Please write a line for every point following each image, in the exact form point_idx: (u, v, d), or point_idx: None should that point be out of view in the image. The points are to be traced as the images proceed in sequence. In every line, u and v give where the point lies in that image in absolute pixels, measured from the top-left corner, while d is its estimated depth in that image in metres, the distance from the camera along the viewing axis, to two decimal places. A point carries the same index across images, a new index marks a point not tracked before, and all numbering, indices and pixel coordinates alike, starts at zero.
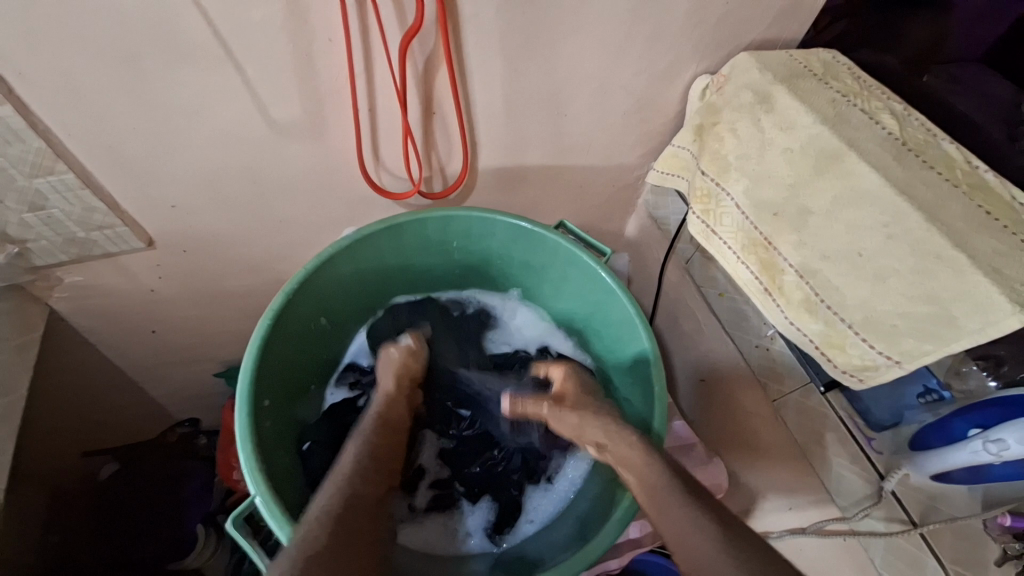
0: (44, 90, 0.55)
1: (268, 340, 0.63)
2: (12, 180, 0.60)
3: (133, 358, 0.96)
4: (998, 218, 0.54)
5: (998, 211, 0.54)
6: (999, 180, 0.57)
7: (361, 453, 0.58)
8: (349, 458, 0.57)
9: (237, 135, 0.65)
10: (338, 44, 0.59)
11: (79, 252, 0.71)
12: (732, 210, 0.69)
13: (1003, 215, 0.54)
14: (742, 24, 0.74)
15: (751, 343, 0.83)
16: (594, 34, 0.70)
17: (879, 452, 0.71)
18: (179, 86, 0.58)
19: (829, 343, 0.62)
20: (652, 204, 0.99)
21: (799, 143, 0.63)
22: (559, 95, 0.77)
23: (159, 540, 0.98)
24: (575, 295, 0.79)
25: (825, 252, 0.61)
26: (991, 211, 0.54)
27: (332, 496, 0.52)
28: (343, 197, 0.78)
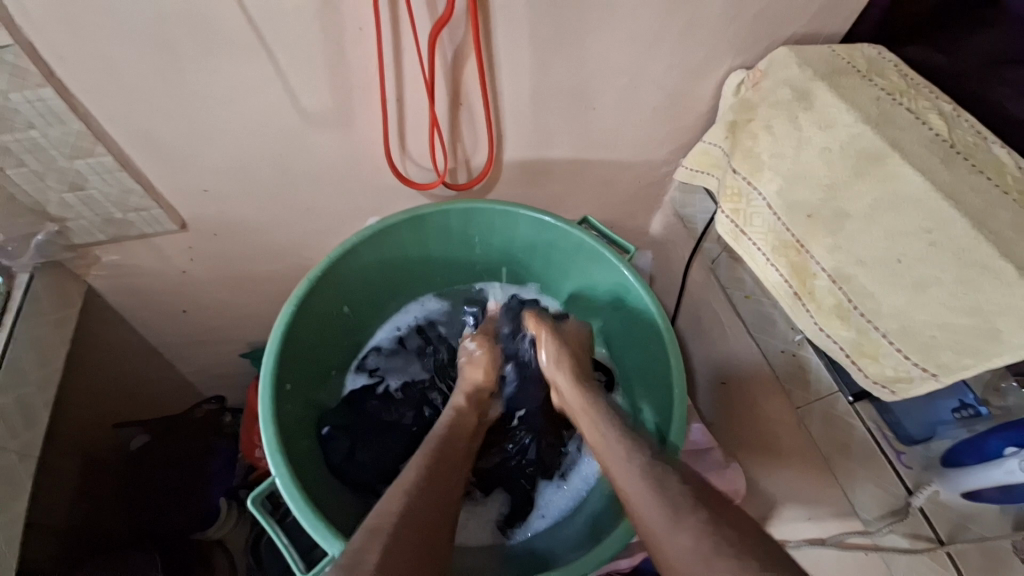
0: (85, 75, 0.56)
1: (292, 324, 0.64)
2: (55, 161, 0.63)
3: (165, 335, 0.99)
4: None
5: None
6: None
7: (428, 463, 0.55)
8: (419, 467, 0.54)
9: (269, 123, 0.66)
10: (369, 34, 0.60)
11: (116, 232, 0.74)
12: (763, 210, 0.67)
13: None
14: (783, 17, 0.71)
15: (776, 347, 0.80)
16: (626, 26, 0.68)
17: (909, 467, 0.68)
18: (214, 73, 0.59)
19: (861, 352, 0.60)
20: (679, 202, 0.97)
21: (839, 142, 0.61)
22: (588, 89, 0.75)
23: (182, 514, 1.02)
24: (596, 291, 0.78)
25: (861, 257, 0.58)
26: None
27: (402, 496, 0.50)
28: (369, 187, 0.79)
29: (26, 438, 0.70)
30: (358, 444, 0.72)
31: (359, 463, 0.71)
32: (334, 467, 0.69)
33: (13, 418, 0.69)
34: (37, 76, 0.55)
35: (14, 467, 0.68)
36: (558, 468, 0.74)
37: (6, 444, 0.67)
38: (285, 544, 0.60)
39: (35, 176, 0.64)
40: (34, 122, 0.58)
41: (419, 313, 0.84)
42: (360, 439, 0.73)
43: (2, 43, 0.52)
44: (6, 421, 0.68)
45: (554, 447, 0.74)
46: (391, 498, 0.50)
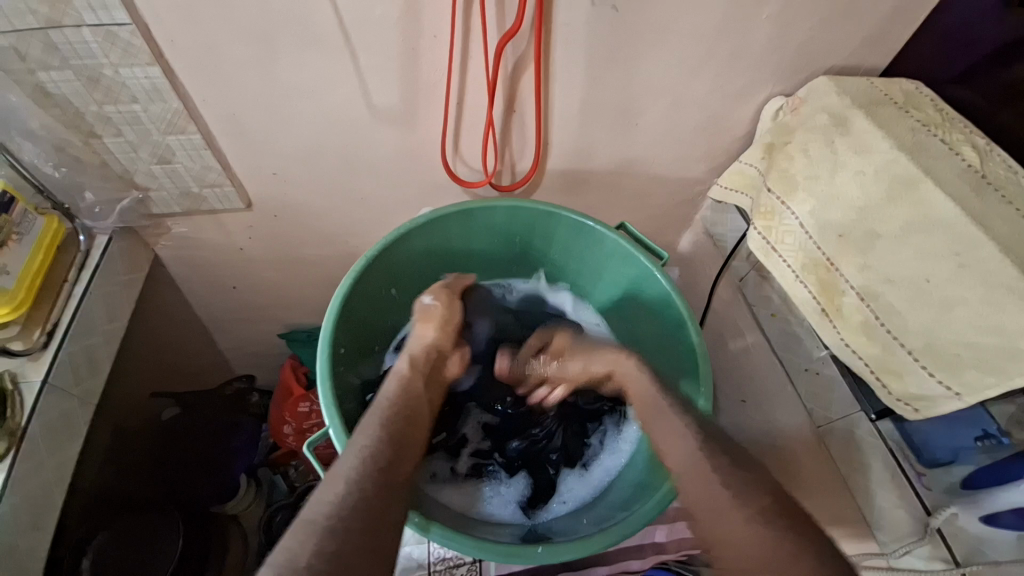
0: (188, 58, 0.63)
1: (350, 295, 0.68)
2: (150, 135, 0.70)
3: (213, 308, 1.06)
4: None
5: None
6: None
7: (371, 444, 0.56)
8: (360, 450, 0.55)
9: (342, 114, 0.72)
10: (442, 41, 0.66)
11: (190, 205, 0.80)
12: (795, 229, 0.70)
13: None
14: (824, 50, 0.76)
15: (800, 365, 0.83)
16: (674, 49, 0.73)
17: (929, 489, 0.68)
18: (301, 66, 0.66)
19: (885, 369, 0.61)
20: (710, 220, 1.01)
21: (873, 167, 0.64)
22: (633, 104, 0.80)
23: (208, 484, 1.08)
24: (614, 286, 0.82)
25: (890, 275, 0.61)
26: None
27: (350, 484, 0.52)
28: (422, 182, 0.85)
29: (88, 385, 0.73)
30: None
31: None
32: None
33: (79, 365, 0.72)
34: (149, 56, 0.62)
35: (73, 411, 0.70)
36: (581, 457, 0.77)
37: (71, 389, 0.70)
38: None
39: (129, 146, 0.71)
40: (137, 97, 0.66)
41: None
42: None
43: (122, 22, 0.58)
44: (72, 366, 0.71)
45: (578, 435, 0.78)
46: (347, 481, 0.52)
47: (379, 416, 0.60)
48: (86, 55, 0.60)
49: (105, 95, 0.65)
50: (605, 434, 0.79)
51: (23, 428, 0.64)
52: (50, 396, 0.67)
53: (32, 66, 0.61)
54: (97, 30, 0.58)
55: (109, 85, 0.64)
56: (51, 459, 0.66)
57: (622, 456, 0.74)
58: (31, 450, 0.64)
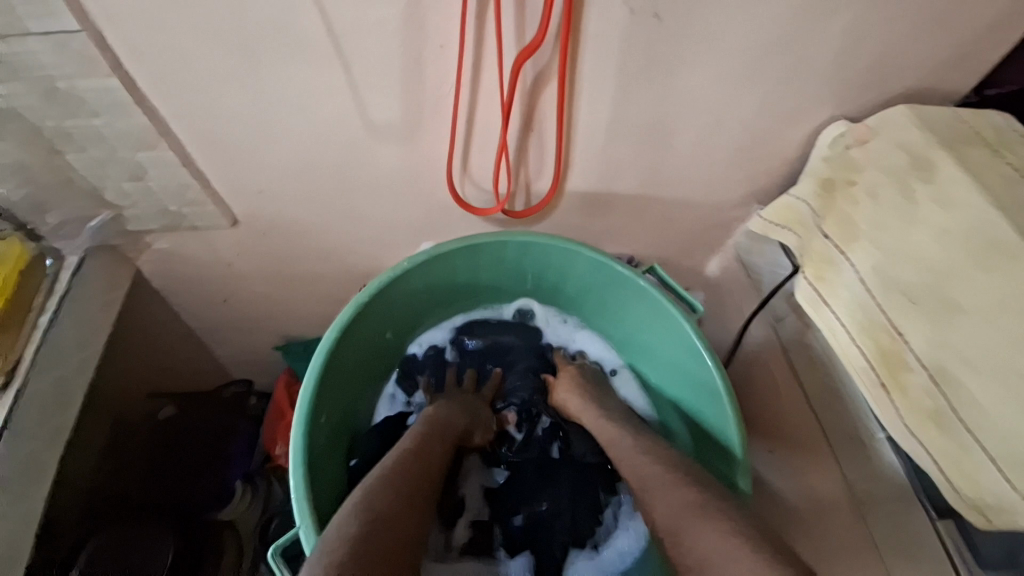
0: (153, 66, 0.54)
1: (333, 350, 0.60)
2: (117, 152, 0.62)
3: (203, 319, 1.00)
4: None
5: None
6: None
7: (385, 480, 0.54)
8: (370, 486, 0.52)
9: (334, 130, 0.63)
10: (449, 51, 0.56)
11: (170, 223, 0.73)
12: (852, 283, 0.61)
13: None
14: (900, 69, 0.64)
15: (842, 431, 0.73)
16: (723, 64, 0.62)
17: None
18: (285, 78, 0.57)
19: (956, 468, 0.52)
20: (744, 248, 0.90)
21: (959, 225, 0.54)
22: (669, 126, 0.70)
23: (201, 488, 1.03)
24: (637, 328, 0.73)
25: (970, 359, 0.51)
26: None
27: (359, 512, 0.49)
28: (425, 203, 0.76)
29: (61, 419, 0.67)
30: None
31: None
32: None
33: (47, 402, 0.66)
34: (104, 66, 0.53)
35: (39, 454, 0.64)
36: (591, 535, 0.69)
37: (36, 429, 0.64)
38: None
39: (95, 163, 0.63)
40: (98, 112, 0.57)
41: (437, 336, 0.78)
42: None
43: (72, 29, 0.49)
44: (39, 404, 0.65)
45: (590, 510, 0.70)
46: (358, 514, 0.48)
47: (402, 453, 0.59)
48: (34, 67, 0.52)
49: (62, 110, 0.56)
50: (620, 506, 0.71)
51: None
52: (11, 440, 0.61)
53: None
54: (45, 38, 0.49)
55: (67, 101, 0.55)
56: (15, 509, 0.60)
57: (636, 540, 0.67)
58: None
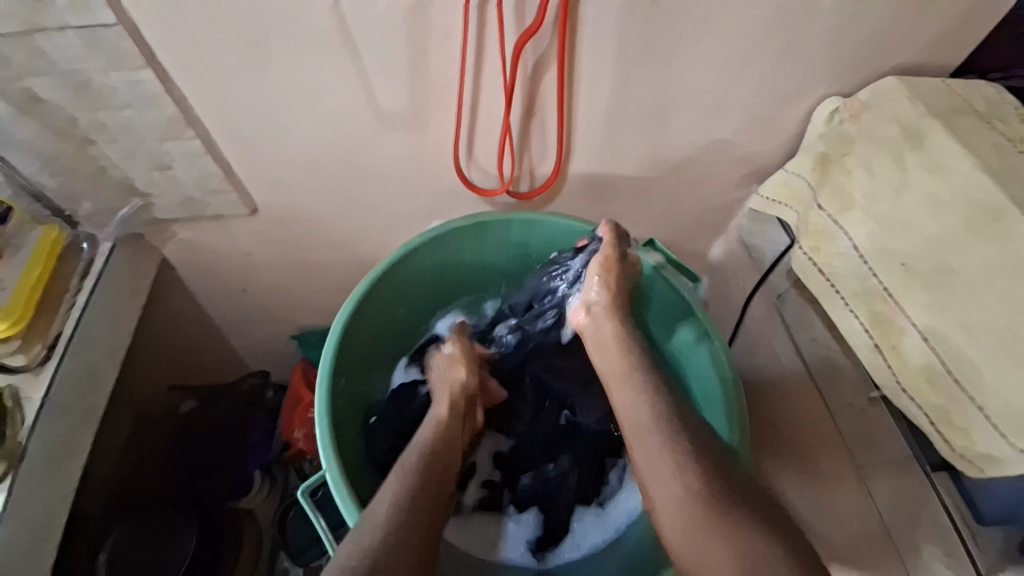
0: (181, 58, 0.58)
1: (349, 321, 0.64)
2: (146, 141, 0.66)
3: (224, 311, 1.03)
4: None
5: None
6: None
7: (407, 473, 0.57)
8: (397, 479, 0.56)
9: (345, 117, 0.67)
10: (453, 38, 0.59)
11: (193, 212, 0.77)
12: (847, 253, 0.63)
13: None
14: (893, 45, 0.66)
15: (844, 400, 0.75)
16: (717, 45, 0.64)
17: (983, 552, 0.61)
18: (302, 68, 0.60)
19: (949, 423, 0.54)
20: (746, 230, 0.92)
21: (951, 190, 0.56)
22: (667, 107, 0.72)
23: (223, 479, 1.07)
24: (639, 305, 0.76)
25: (962, 319, 0.53)
26: None
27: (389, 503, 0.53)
28: (433, 189, 0.79)
29: (92, 401, 0.71)
30: (401, 438, 0.71)
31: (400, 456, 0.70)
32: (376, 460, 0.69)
33: (81, 379, 0.70)
34: (137, 58, 0.57)
35: (75, 429, 0.68)
36: (597, 494, 0.73)
37: (72, 405, 0.68)
38: (324, 534, 0.61)
39: (125, 153, 0.67)
40: (128, 102, 0.61)
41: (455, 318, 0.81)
42: (403, 437, 0.71)
43: (107, 23, 0.54)
44: (74, 381, 0.69)
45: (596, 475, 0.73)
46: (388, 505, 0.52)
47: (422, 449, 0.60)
48: (74, 60, 0.56)
49: (96, 101, 0.61)
50: (624, 471, 0.73)
51: (24, 446, 0.62)
52: (49, 414, 0.66)
53: (20, 72, 0.57)
54: (82, 32, 0.54)
55: (99, 90, 0.60)
56: (51, 480, 0.64)
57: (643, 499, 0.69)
58: (32, 470, 0.62)
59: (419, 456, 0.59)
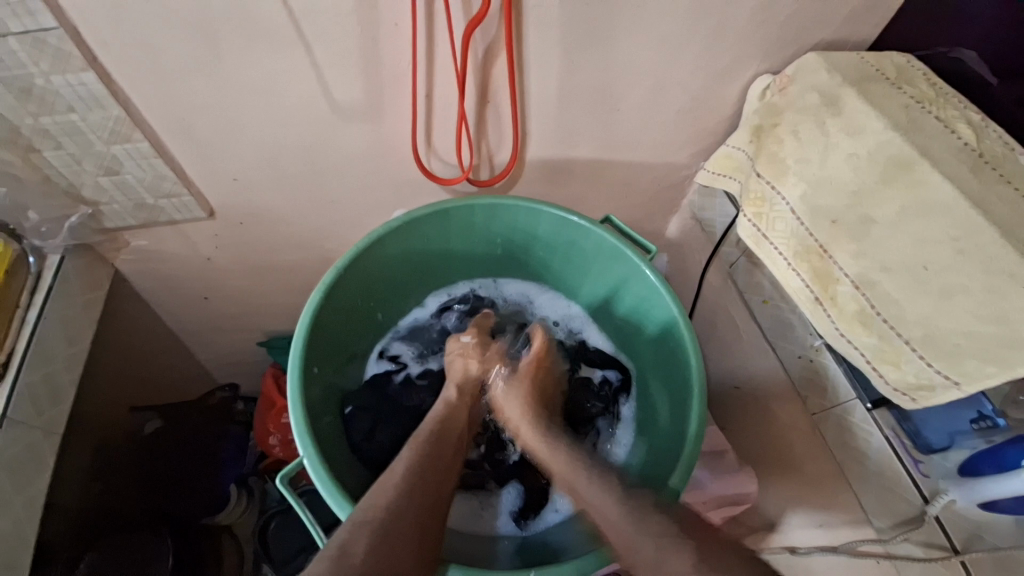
0: (126, 61, 0.58)
1: (318, 313, 0.65)
2: (93, 146, 0.65)
3: (186, 323, 1.00)
4: None
5: None
6: None
7: (414, 464, 0.60)
8: (403, 466, 0.60)
9: (300, 113, 0.67)
10: (403, 29, 0.61)
11: (146, 218, 0.75)
12: (786, 215, 0.68)
13: None
14: (813, 23, 0.72)
15: (794, 353, 0.80)
16: (654, 28, 0.69)
17: (926, 475, 0.67)
18: (252, 64, 0.61)
19: (883, 359, 0.60)
20: (698, 206, 0.97)
21: (867, 149, 0.62)
22: (613, 91, 0.76)
23: (194, 496, 1.01)
24: (602, 282, 0.79)
25: (885, 263, 0.59)
26: None
27: (394, 490, 0.57)
28: (394, 181, 0.80)
29: (52, 416, 0.70)
30: (380, 423, 0.73)
31: (379, 443, 0.71)
32: (355, 445, 0.71)
33: (40, 395, 0.69)
34: (81, 61, 0.56)
35: (38, 445, 0.67)
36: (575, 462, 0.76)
37: (33, 421, 0.67)
38: (310, 522, 0.59)
39: (72, 159, 0.66)
40: (74, 106, 0.60)
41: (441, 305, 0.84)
42: (383, 419, 0.74)
43: (49, 26, 0.53)
44: (32, 397, 0.68)
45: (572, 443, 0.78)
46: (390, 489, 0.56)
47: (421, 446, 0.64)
48: (12, 64, 0.55)
49: (39, 106, 0.59)
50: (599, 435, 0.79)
51: None
52: (7, 431, 0.64)
53: None
54: (23, 37, 0.53)
55: (42, 95, 0.58)
56: (18, 498, 0.63)
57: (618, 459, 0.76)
58: None
59: (417, 449, 0.63)
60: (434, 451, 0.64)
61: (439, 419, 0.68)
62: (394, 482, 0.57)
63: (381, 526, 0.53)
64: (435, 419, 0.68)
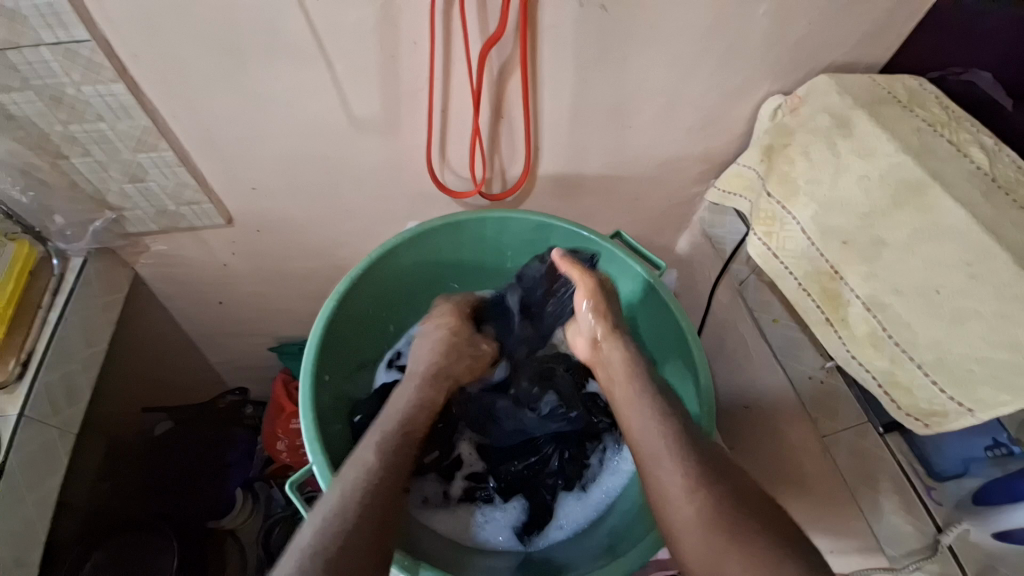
0: (155, 73, 0.60)
1: (330, 321, 0.66)
2: (120, 153, 0.67)
3: (200, 327, 1.02)
4: None
5: None
6: None
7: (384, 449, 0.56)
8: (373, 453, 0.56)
9: (319, 125, 0.69)
10: (421, 47, 0.62)
11: (167, 223, 0.78)
12: (797, 235, 0.68)
13: None
14: (824, 45, 0.72)
15: (804, 373, 0.80)
16: (666, 48, 0.70)
17: (939, 504, 0.66)
18: (274, 77, 0.63)
19: (895, 383, 0.59)
20: (708, 222, 0.97)
21: (879, 171, 0.62)
22: (625, 108, 0.77)
23: (200, 498, 1.01)
24: None
25: (897, 285, 0.58)
26: None
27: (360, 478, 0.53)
28: (408, 193, 0.82)
29: (68, 414, 0.71)
30: None
31: None
32: None
33: (57, 395, 0.70)
34: (112, 72, 0.59)
35: (53, 443, 0.68)
36: (580, 478, 0.75)
37: (49, 420, 0.69)
38: None
39: (99, 165, 0.68)
40: (103, 115, 0.63)
41: None
42: None
43: (82, 39, 0.55)
44: (50, 396, 0.69)
45: (577, 459, 0.76)
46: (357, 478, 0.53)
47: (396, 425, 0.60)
48: (47, 75, 0.57)
49: (70, 114, 0.62)
50: (605, 452, 0.77)
51: None
52: (25, 429, 0.66)
53: None
54: (56, 48, 0.55)
55: (73, 104, 0.61)
56: (30, 495, 0.64)
57: (622, 477, 0.74)
58: (9, 486, 0.62)
59: (390, 429, 0.59)
60: (407, 438, 0.59)
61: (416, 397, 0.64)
62: (363, 467, 0.54)
63: (352, 538, 0.48)
64: (411, 397, 0.64)
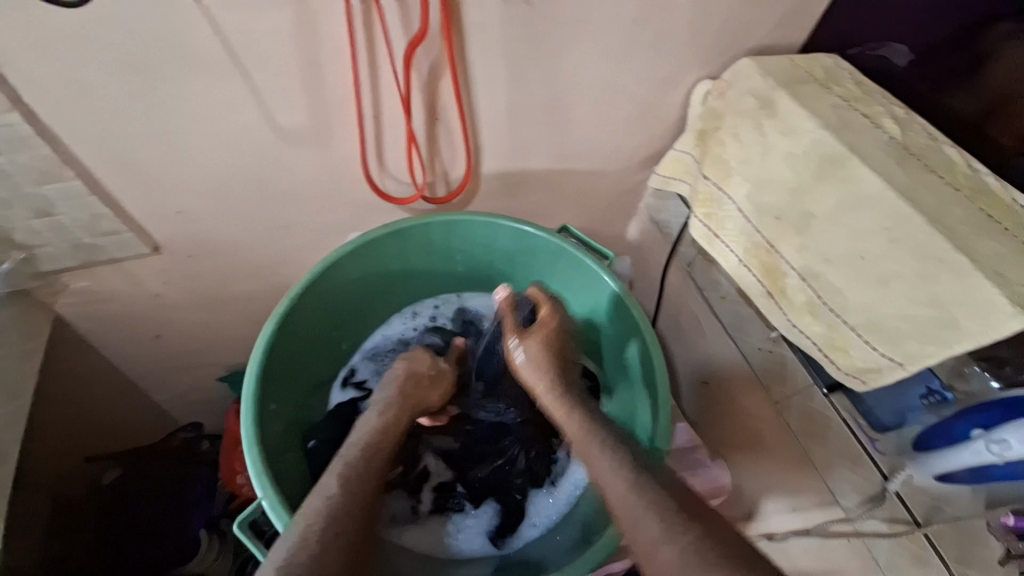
0: (51, 98, 0.55)
1: (273, 346, 0.63)
2: (21, 188, 0.61)
3: (139, 364, 0.95)
4: (958, 188, 0.59)
5: (959, 183, 0.59)
6: (962, 155, 0.62)
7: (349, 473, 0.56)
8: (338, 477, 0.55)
9: (245, 141, 0.66)
10: (345, 52, 0.60)
11: (85, 258, 0.72)
12: (734, 214, 0.71)
13: (960, 184, 0.59)
14: (743, 30, 0.75)
15: (754, 345, 0.83)
16: (595, 42, 0.70)
17: (883, 453, 0.69)
18: (188, 95, 0.59)
19: (833, 346, 0.62)
20: (654, 208, 0.99)
21: (802, 147, 0.65)
22: (561, 102, 0.77)
23: (161, 545, 0.95)
24: (566, 291, 0.79)
25: (827, 254, 0.62)
26: (953, 182, 0.59)
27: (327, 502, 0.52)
28: (349, 204, 0.79)
29: None
30: None
31: None
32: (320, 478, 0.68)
33: None
34: (4, 101, 0.54)
35: None
36: (549, 474, 0.75)
37: None
38: None
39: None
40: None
41: (404, 328, 0.83)
42: None
43: None
44: None
45: (544, 456, 0.76)
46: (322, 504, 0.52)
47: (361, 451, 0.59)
48: None
49: None
50: (572, 445, 0.77)
51: None
52: None
53: None
54: None
55: None
56: None
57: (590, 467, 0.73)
58: None
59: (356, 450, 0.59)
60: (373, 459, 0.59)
61: (384, 420, 0.64)
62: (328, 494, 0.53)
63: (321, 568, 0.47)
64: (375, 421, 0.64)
